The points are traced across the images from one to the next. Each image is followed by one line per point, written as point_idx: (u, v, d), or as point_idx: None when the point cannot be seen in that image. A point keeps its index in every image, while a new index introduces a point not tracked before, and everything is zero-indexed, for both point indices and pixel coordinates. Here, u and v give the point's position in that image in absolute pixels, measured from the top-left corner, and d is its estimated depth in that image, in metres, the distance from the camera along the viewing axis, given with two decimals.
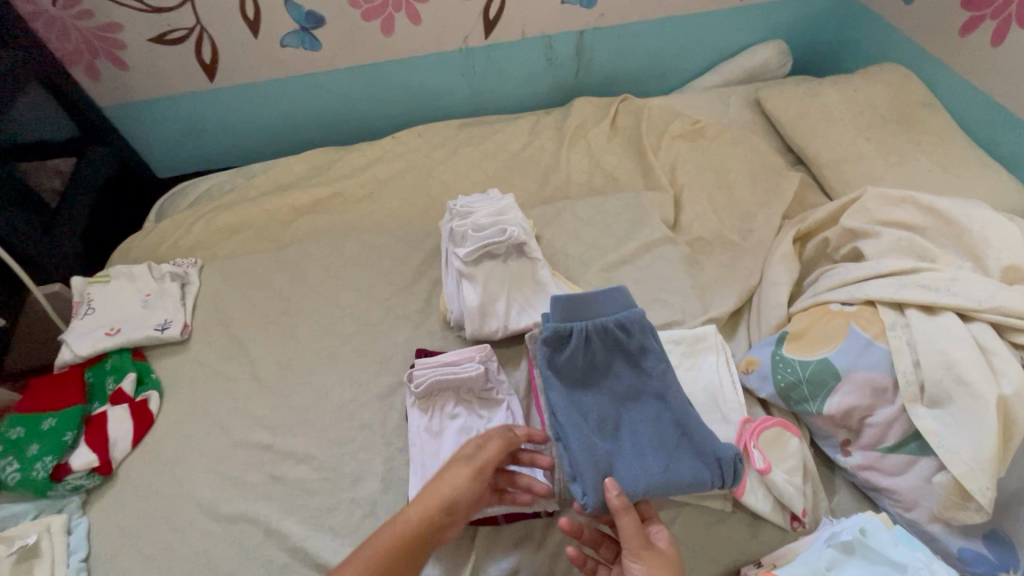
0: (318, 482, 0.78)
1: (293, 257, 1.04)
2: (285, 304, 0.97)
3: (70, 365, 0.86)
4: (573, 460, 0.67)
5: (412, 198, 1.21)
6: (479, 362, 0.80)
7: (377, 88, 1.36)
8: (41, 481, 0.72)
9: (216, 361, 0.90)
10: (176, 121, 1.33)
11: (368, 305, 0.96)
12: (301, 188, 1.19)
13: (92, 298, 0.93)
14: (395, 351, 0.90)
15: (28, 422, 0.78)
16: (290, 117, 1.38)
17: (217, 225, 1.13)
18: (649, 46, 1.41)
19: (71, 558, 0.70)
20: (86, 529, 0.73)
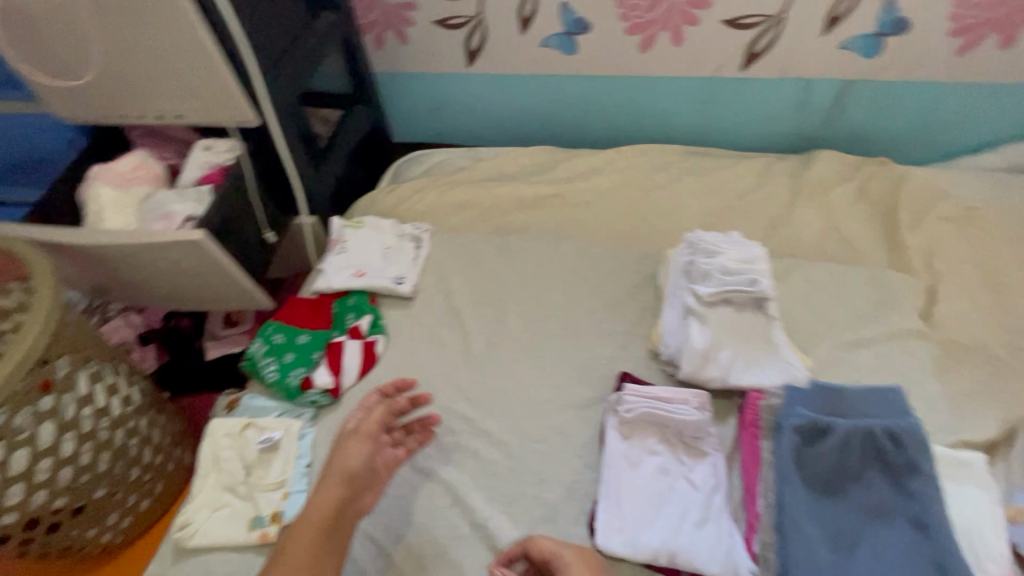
0: (506, 469, 0.80)
1: (511, 245, 1.09)
2: (499, 289, 1.02)
3: (321, 293, 0.98)
4: (793, 562, 0.63)
5: (626, 215, 1.20)
6: (693, 407, 0.78)
7: (612, 100, 1.38)
8: (294, 387, 0.84)
9: (433, 324, 0.97)
10: (428, 95, 1.47)
11: (576, 312, 0.97)
12: (526, 182, 1.24)
13: (346, 240, 1.06)
14: (597, 366, 0.90)
15: (288, 333, 0.90)
16: (525, 112, 1.45)
17: (448, 198, 1.22)
18: (922, 113, 1.25)
19: (299, 461, 0.79)
20: (311, 440, 0.82)
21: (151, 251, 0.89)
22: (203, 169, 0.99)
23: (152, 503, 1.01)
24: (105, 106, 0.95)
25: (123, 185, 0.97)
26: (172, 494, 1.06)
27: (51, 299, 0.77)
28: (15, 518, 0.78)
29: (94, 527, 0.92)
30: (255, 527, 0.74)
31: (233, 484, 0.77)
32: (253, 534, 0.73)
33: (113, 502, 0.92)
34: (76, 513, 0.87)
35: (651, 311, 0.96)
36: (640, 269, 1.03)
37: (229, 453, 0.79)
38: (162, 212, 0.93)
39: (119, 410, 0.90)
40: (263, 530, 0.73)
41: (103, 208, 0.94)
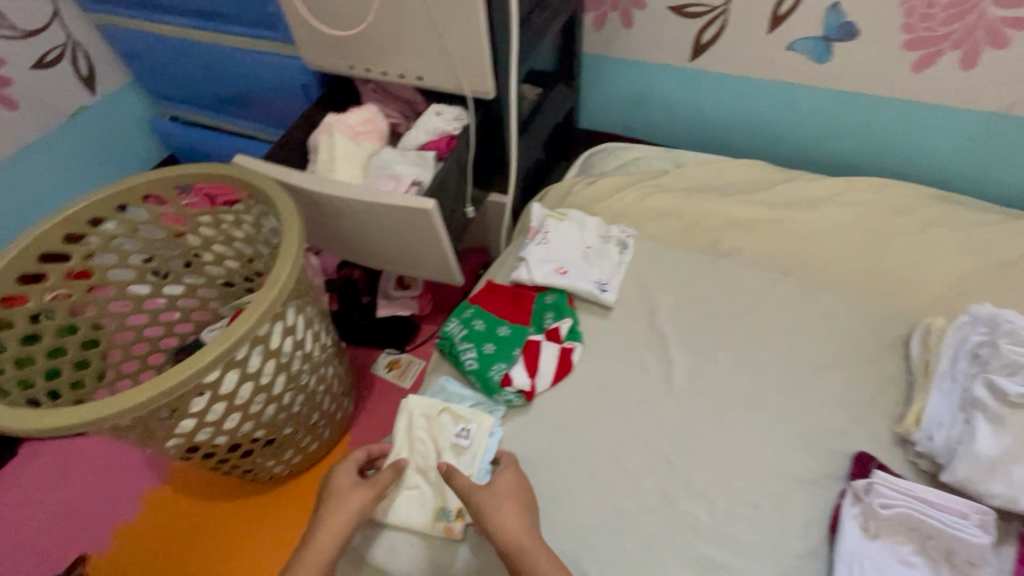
0: (711, 531, 0.70)
1: (723, 270, 0.97)
2: (709, 319, 0.91)
3: (521, 284, 0.93)
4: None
5: (863, 258, 1.01)
6: (973, 525, 0.63)
7: (852, 122, 1.19)
8: (494, 382, 0.80)
9: (634, 343, 0.88)
10: (634, 86, 1.36)
11: (800, 366, 0.84)
12: (740, 200, 1.10)
13: (549, 230, 0.98)
14: (827, 437, 0.77)
15: (489, 321, 0.87)
16: (738, 119, 1.31)
17: (651, 203, 1.11)
18: None
19: (484, 460, 0.75)
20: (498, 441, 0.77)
21: (371, 213, 0.88)
22: (431, 135, 0.98)
23: (317, 446, 1.04)
24: (357, 59, 0.96)
25: (354, 138, 0.99)
26: (333, 439, 1.09)
27: (296, 241, 0.77)
28: (226, 439, 0.83)
29: (273, 459, 0.96)
30: (441, 518, 0.72)
31: (426, 468, 0.76)
32: (439, 526, 0.71)
33: (292, 440, 0.95)
34: (264, 443, 0.91)
35: (898, 386, 0.81)
36: (883, 330, 0.87)
37: (424, 434, 0.77)
38: (389, 171, 0.92)
39: (317, 355, 0.91)
40: (448, 524, 0.71)
41: (335, 158, 0.95)
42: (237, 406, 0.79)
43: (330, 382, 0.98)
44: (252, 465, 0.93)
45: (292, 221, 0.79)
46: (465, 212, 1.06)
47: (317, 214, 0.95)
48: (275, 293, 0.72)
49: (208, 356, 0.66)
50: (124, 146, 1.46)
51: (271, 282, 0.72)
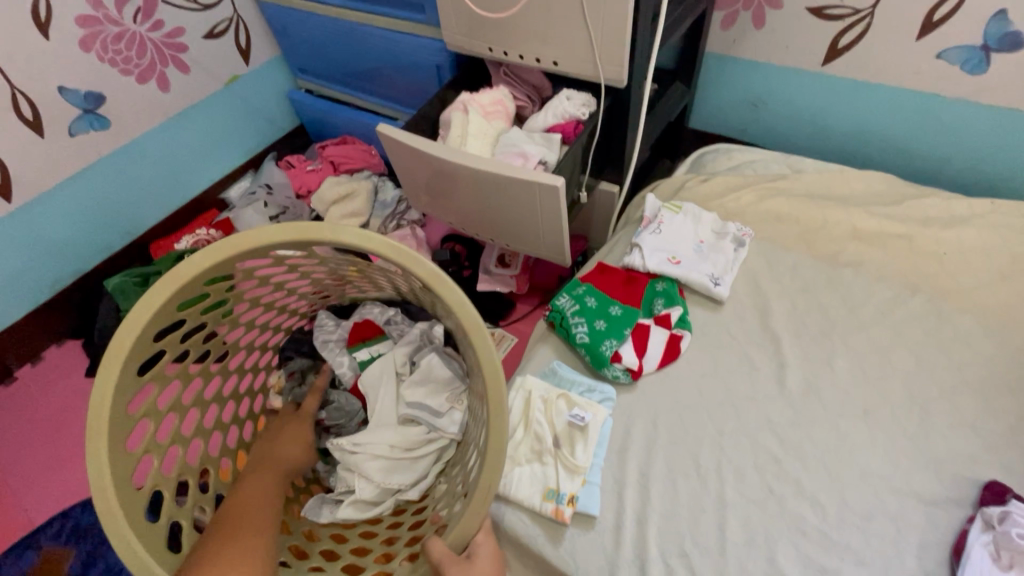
0: (819, 535, 0.69)
1: (844, 280, 0.95)
2: (827, 326, 0.88)
3: (632, 270, 0.95)
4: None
5: (1002, 284, 0.94)
6: None
7: (1002, 139, 1.11)
8: (605, 356, 0.82)
9: (744, 339, 0.88)
10: (755, 89, 1.33)
11: (926, 385, 0.80)
12: (866, 211, 1.06)
13: (663, 222, 1.00)
14: (953, 460, 0.73)
15: (600, 301, 0.89)
16: (868, 130, 1.25)
17: (768, 205, 1.09)
18: None
19: (597, 452, 0.76)
20: (608, 431, 0.79)
21: (500, 184, 0.92)
22: (557, 118, 1.01)
23: None
24: (497, 41, 1.01)
25: (485, 116, 1.05)
26: None
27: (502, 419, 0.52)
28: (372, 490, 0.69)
29: None
30: (550, 500, 0.72)
31: (541, 451, 0.76)
32: (548, 507, 0.72)
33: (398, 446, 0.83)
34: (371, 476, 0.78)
35: None
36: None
37: (539, 413, 0.78)
38: (518, 149, 0.97)
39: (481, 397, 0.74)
40: (558, 506, 0.72)
41: (467, 133, 1.02)
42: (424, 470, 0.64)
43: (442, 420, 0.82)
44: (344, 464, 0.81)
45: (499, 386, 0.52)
46: (578, 196, 1.10)
47: (448, 181, 1.00)
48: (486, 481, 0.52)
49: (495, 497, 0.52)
50: (261, 109, 1.59)
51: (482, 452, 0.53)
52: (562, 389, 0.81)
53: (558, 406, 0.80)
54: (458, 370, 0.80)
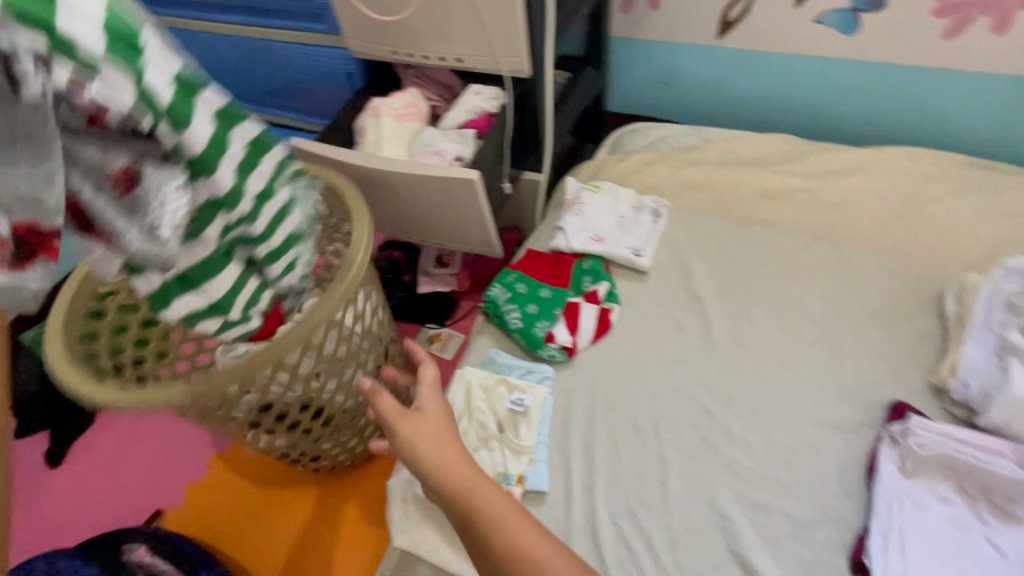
0: (751, 474, 0.74)
1: (757, 237, 1.01)
2: (744, 282, 0.94)
3: (558, 250, 0.99)
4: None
5: (896, 224, 1.03)
6: (1012, 462, 0.65)
7: (884, 91, 1.19)
8: (539, 338, 0.85)
9: (670, 304, 0.92)
10: (660, 67, 1.39)
11: (835, 323, 0.87)
12: (773, 171, 1.13)
13: (584, 202, 1.04)
14: (863, 387, 0.79)
15: (530, 284, 0.92)
16: (771, 95, 1.31)
17: (684, 175, 1.15)
18: None
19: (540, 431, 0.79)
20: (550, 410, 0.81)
21: (417, 183, 0.93)
22: (470, 114, 1.03)
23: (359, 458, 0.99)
24: (401, 45, 1.02)
25: (398, 118, 1.05)
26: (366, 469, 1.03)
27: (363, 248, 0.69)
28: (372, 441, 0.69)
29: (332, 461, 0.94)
30: (500, 483, 0.75)
31: (486, 438, 0.79)
32: None
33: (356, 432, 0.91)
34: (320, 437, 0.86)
35: (933, 338, 0.83)
36: (917, 288, 0.90)
37: (480, 402, 0.80)
38: (434, 148, 0.99)
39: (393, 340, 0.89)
40: (508, 488, 0.74)
41: (382, 137, 1.02)
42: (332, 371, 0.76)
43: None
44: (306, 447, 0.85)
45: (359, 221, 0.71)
46: (501, 188, 1.12)
47: (367, 184, 0.99)
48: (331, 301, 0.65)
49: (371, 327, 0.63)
50: None
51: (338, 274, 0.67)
52: (501, 375, 0.83)
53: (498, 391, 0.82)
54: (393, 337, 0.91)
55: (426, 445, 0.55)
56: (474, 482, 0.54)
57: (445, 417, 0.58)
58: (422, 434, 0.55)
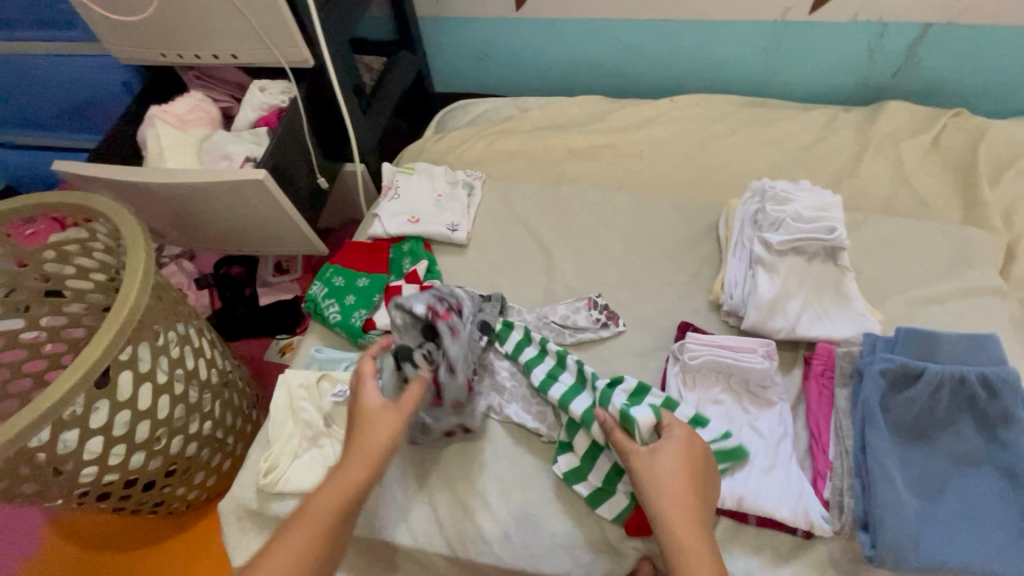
0: None
1: (566, 194, 1.06)
2: (555, 239, 1.00)
3: (377, 238, 0.99)
4: (876, 502, 0.57)
5: (685, 166, 1.14)
6: (760, 355, 0.76)
7: (667, 48, 1.23)
8: (357, 327, 0.87)
9: (489, 273, 0.96)
10: (470, 45, 1.35)
11: (633, 264, 0.95)
12: (579, 130, 1.19)
13: (399, 186, 1.04)
14: (657, 315, 0.89)
15: (348, 276, 0.94)
16: (570, 59, 1.31)
17: (499, 147, 1.19)
18: (1010, 59, 1.08)
19: None
20: None
21: (211, 187, 0.88)
22: (259, 111, 1.00)
23: (212, 478, 0.98)
24: (166, 46, 0.95)
25: (181, 127, 0.99)
26: (219, 489, 1.02)
27: (145, 256, 0.75)
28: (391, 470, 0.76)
29: (184, 485, 0.93)
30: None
31: (314, 436, 0.77)
32: None
33: (195, 463, 0.92)
34: (167, 450, 0.85)
35: (712, 262, 0.94)
36: (701, 220, 1.00)
37: (304, 402, 0.79)
38: (222, 152, 0.95)
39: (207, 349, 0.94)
40: None
41: (163, 149, 0.96)
42: (146, 376, 0.78)
43: (221, 420, 0.96)
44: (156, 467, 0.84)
45: (135, 233, 0.76)
46: (316, 182, 1.09)
47: (157, 199, 0.95)
48: (128, 308, 0.70)
49: (133, 293, 0.72)
50: None
51: (126, 285, 0.72)
52: (324, 371, 0.83)
53: (322, 388, 0.81)
54: (208, 340, 0.95)
55: (663, 488, 0.60)
56: (680, 509, 0.59)
57: (686, 472, 0.61)
58: (663, 481, 0.60)
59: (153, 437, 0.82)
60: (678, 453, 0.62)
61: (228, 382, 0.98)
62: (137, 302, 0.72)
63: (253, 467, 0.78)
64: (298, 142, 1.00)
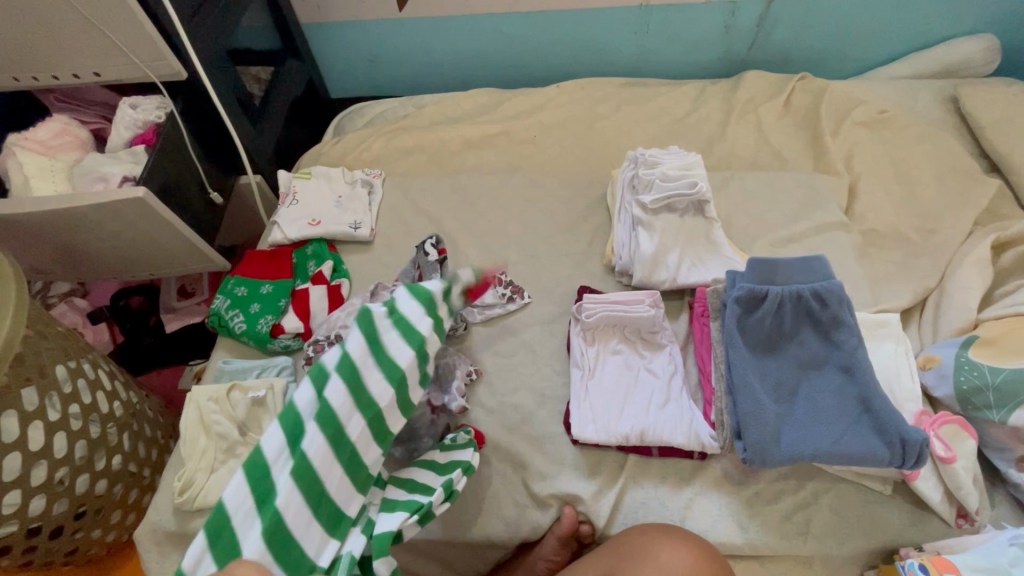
0: (483, 386, 0.84)
1: (465, 183, 1.10)
2: (458, 226, 1.03)
3: (279, 245, 0.99)
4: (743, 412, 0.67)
5: (575, 145, 1.21)
6: (648, 305, 0.83)
7: (547, 38, 1.30)
8: (265, 333, 0.87)
9: (397, 266, 0.99)
10: (356, 49, 1.36)
11: (533, 241, 1.01)
12: (473, 121, 1.23)
13: (297, 191, 1.04)
14: (559, 284, 0.95)
15: (250, 285, 0.93)
16: (458, 55, 1.35)
17: (396, 144, 1.21)
18: (835, 25, 1.24)
19: None
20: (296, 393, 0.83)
21: (89, 211, 0.85)
22: (134, 129, 0.96)
23: (130, 516, 0.94)
24: (20, 69, 0.90)
25: (48, 152, 0.94)
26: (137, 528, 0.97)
27: (17, 288, 0.71)
28: None
29: (99, 528, 0.88)
30: None
31: (230, 447, 0.77)
32: None
33: (109, 501, 0.87)
34: (72, 495, 0.80)
35: (604, 230, 1.01)
36: (592, 193, 1.07)
37: (214, 414, 0.77)
38: (98, 173, 0.91)
39: (106, 381, 0.89)
40: None
41: (28, 177, 0.90)
42: (35, 416, 0.74)
43: (133, 454, 0.92)
44: (60, 515, 0.79)
45: (2, 266, 0.72)
46: (208, 197, 1.06)
47: (29, 231, 0.89)
48: (1, 344, 0.67)
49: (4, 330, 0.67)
50: None
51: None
52: (235, 381, 0.82)
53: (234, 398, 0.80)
54: (108, 373, 0.91)
55: None
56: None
57: None
58: None
59: (54, 478, 0.77)
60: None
61: (135, 414, 0.94)
62: (11, 337, 0.68)
63: (170, 490, 0.77)
64: (182, 158, 0.97)
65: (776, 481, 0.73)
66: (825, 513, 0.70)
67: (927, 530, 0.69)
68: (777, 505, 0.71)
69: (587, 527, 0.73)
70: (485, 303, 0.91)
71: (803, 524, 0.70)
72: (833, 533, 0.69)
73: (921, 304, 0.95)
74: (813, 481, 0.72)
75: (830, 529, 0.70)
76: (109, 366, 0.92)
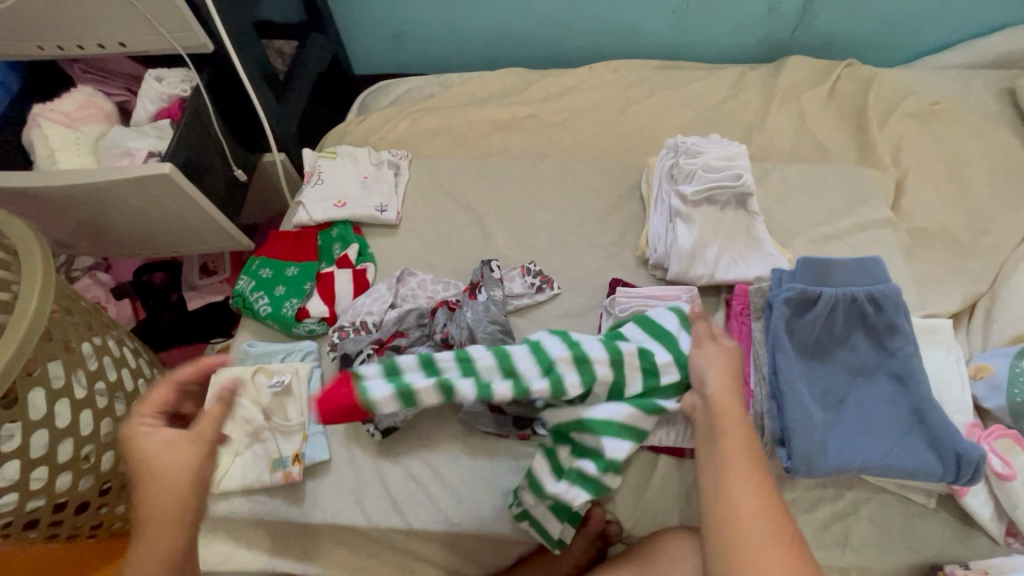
0: None
1: (494, 167, 1.06)
2: (485, 211, 1.00)
3: (304, 226, 0.97)
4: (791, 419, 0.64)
5: (608, 130, 1.17)
6: (684, 301, 0.80)
7: (580, 17, 1.25)
8: (290, 317, 0.86)
9: (424, 251, 0.97)
10: (382, 24, 1.31)
11: (562, 230, 0.97)
12: (502, 103, 1.19)
13: (322, 171, 1.01)
14: (589, 276, 0.92)
15: (274, 267, 0.92)
16: (487, 33, 1.30)
17: (423, 125, 1.17)
18: (887, 10, 1.17)
19: (312, 404, 0.79)
20: (320, 378, 0.82)
21: (117, 187, 0.83)
22: (158, 103, 0.94)
23: None
24: (43, 38, 0.88)
25: (72, 125, 0.92)
26: None
27: (43, 264, 0.70)
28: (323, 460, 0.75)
29: (123, 503, 0.89)
30: (277, 468, 0.73)
31: (256, 431, 0.76)
32: (277, 475, 0.73)
33: (132, 478, 0.88)
34: (97, 473, 0.80)
35: (637, 221, 0.97)
36: (624, 180, 1.03)
37: (239, 397, 0.77)
38: (122, 148, 0.89)
39: (131, 359, 0.88)
40: (286, 470, 0.73)
41: (53, 150, 0.89)
42: (62, 394, 0.73)
43: None
44: (84, 492, 0.79)
45: (28, 241, 0.70)
46: (232, 174, 1.04)
47: (55, 204, 0.87)
48: (28, 322, 0.65)
49: (31, 306, 0.66)
50: None
51: (23, 298, 0.67)
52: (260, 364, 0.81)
53: (258, 381, 0.79)
54: (133, 351, 0.90)
55: None
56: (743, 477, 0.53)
57: None
58: None
59: (80, 455, 0.76)
60: (742, 443, 0.56)
61: (159, 393, 0.93)
62: (38, 314, 0.67)
63: (194, 472, 0.76)
64: (208, 133, 0.95)
65: (813, 489, 0.70)
66: (865, 525, 0.68)
67: (972, 547, 0.66)
68: (814, 513, 0.69)
69: (615, 527, 0.73)
70: (513, 293, 0.88)
71: (841, 535, 0.68)
72: (875, 547, 0.67)
73: (969, 310, 0.92)
74: (853, 491, 0.70)
75: (868, 540, 0.67)
76: (135, 345, 0.92)
